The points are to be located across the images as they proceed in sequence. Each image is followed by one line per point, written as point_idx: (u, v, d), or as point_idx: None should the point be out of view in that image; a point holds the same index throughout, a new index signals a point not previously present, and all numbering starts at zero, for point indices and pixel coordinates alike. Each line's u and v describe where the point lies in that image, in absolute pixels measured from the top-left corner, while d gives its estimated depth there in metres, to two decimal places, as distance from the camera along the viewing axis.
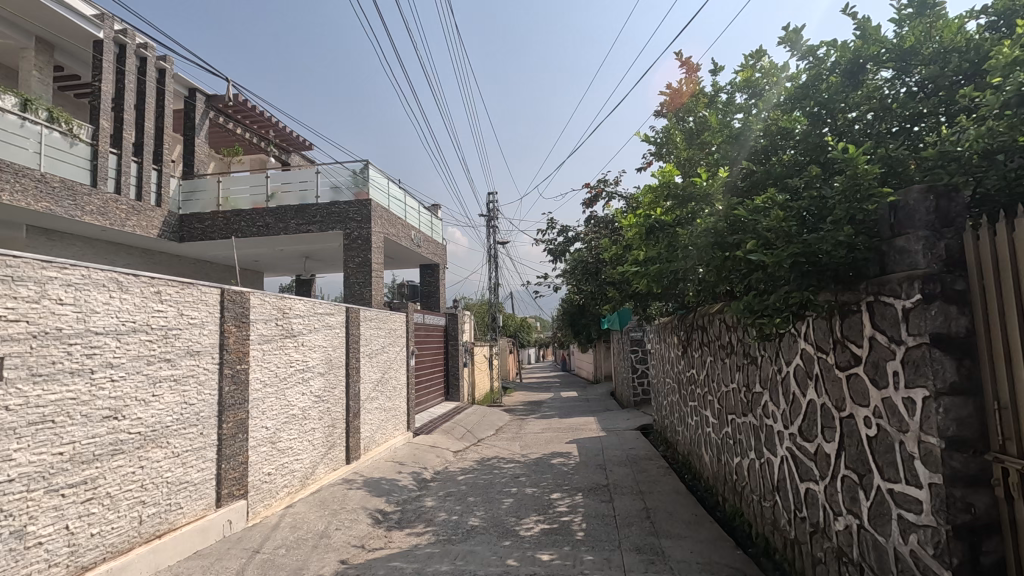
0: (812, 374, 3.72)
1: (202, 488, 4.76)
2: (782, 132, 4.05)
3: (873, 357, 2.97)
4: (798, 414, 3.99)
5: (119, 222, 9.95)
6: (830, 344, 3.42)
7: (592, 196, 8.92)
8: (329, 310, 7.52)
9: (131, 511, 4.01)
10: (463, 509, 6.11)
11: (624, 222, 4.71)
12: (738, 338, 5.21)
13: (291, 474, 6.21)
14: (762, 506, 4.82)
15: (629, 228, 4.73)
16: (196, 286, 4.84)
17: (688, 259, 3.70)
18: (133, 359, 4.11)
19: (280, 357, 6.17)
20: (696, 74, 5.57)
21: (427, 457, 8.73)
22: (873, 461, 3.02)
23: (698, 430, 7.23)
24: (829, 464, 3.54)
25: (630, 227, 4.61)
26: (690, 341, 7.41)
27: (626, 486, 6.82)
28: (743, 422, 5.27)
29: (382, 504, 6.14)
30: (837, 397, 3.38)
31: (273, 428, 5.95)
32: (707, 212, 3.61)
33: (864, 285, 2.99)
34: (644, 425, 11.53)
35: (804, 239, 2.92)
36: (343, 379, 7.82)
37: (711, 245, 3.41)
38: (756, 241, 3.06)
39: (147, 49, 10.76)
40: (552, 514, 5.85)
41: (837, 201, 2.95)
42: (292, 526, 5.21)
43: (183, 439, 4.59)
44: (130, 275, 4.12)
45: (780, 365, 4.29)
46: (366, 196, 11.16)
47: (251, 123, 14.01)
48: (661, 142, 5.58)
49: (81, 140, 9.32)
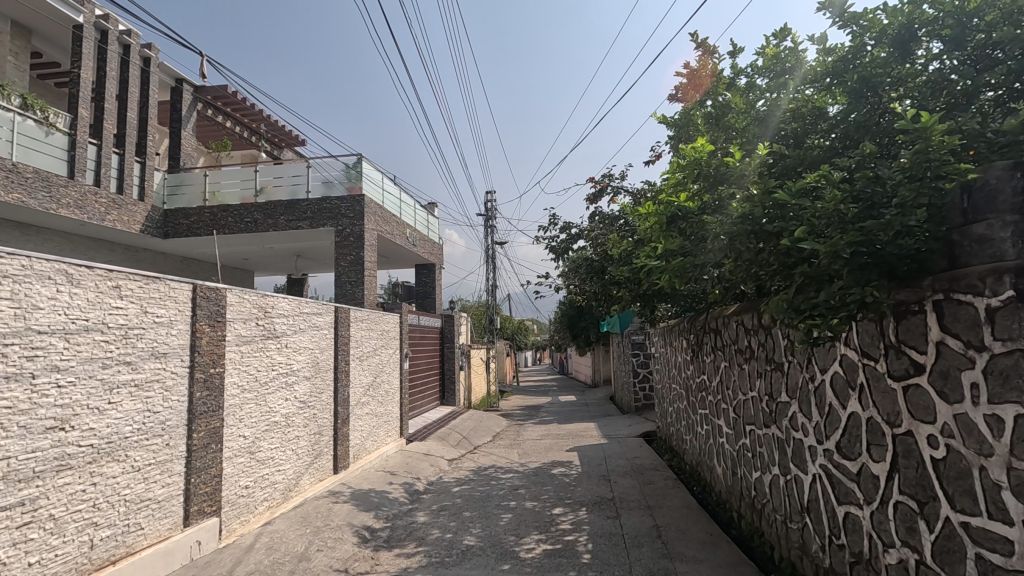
0: (856, 384, 3.29)
1: (167, 506, 4.28)
2: (815, 114, 3.75)
3: (941, 365, 2.52)
4: (836, 428, 3.54)
5: (98, 216, 9.45)
6: (881, 351, 2.98)
7: (598, 192, 8.07)
8: (317, 309, 7.05)
9: (81, 534, 3.54)
10: (458, 525, 5.63)
11: (641, 211, 4.24)
12: (762, 342, 4.77)
13: (271, 487, 5.73)
14: (788, 529, 4.37)
15: (646, 217, 4.27)
16: (162, 281, 4.37)
17: (716, 252, 3.24)
18: (85, 362, 3.64)
19: (260, 359, 5.69)
20: (714, 56, 5.13)
21: (421, 466, 8.27)
22: (940, 489, 2.57)
23: (709, 441, 6.79)
24: (877, 487, 3.09)
25: (647, 217, 4.14)
26: (700, 345, 7.00)
27: (633, 501, 6.36)
28: (764, 434, 4.83)
29: (370, 520, 5.66)
30: (890, 411, 2.94)
31: (252, 437, 5.46)
32: (742, 196, 3.15)
33: (930, 281, 2.55)
34: (647, 432, 11.08)
35: (862, 225, 2.47)
36: (331, 384, 7.34)
37: (748, 234, 2.95)
38: (804, 228, 2.61)
39: (130, 36, 10.28)
40: (554, 532, 5.37)
41: (899, 181, 2.52)
42: (269, 547, 4.73)
43: (146, 452, 4.11)
44: (83, 267, 3.66)
45: (813, 373, 3.84)
46: (359, 191, 10.70)
47: (241, 116, 13.53)
48: (679, 129, 5.12)
49: (58, 130, 8.84)
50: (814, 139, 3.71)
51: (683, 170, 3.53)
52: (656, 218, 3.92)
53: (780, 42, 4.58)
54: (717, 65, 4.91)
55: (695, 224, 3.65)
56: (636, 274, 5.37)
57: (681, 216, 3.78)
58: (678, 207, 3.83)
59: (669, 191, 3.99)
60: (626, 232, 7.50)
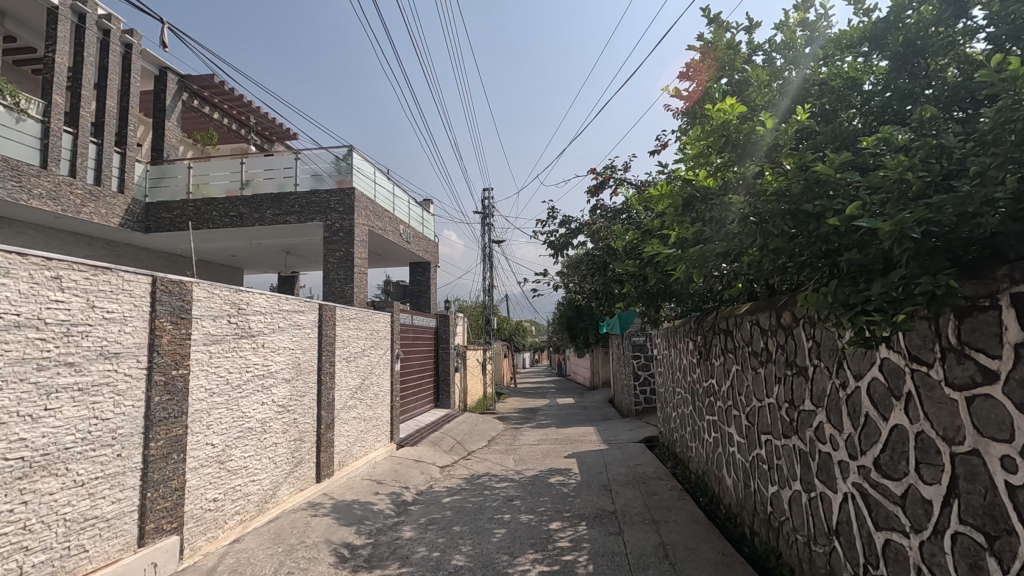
0: (902, 393, 2.84)
1: (118, 525, 3.82)
2: (847, 86, 3.38)
3: (1021, 373, 2.07)
4: (874, 443, 3.09)
5: (74, 209, 8.99)
6: (937, 354, 2.53)
7: (599, 183, 7.59)
8: (299, 307, 6.59)
9: (6, 561, 3.08)
10: (447, 542, 5.17)
11: (655, 192, 3.80)
12: (782, 344, 4.33)
13: (244, 499, 5.26)
14: (812, 552, 3.93)
15: (658, 200, 3.81)
16: (114, 272, 3.91)
17: (743, 238, 2.78)
18: (14, 363, 3.18)
19: (232, 359, 5.22)
20: (729, 29, 4.67)
21: (411, 474, 7.81)
22: (1018, 522, 2.12)
23: (717, 449, 6.35)
24: (929, 515, 2.65)
25: (660, 199, 3.69)
26: (709, 347, 6.56)
27: (637, 514, 5.90)
28: (782, 445, 4.40)
29: (350, 535, 5.20)
30: (948, 424, 2.50)
31: (222, 445, 5.00)
32: (775, 170, 2.70)
33: (1006, 270, 2.11)
34: (648, 438, 10.64)
35: (929, 200, 2.01)
36: (314, 386, 6.88)
37: (783, 214, 2.48)
38: (859, 203, 2.15)
39: (110, 20, 9.83)
40: (551, 551, 4.91)
41: (973, 148, 2.08)
42: (234, 570, 4.27)
43: (91, 465, 3.64)
44: (14, 254, 3.20)
45: (844, 379, 3.40)
46: (349, 184, 10.25)
47: (229, 108, 13.06)
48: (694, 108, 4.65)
49: (30, 117, 8.38)
50: (845, 115, 3.32)
51: (707, 138, 3.06)
52: (671, 199, 3.46)
53: (805, 10, 4.15)
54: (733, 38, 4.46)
55: (719, 205, 3.18)
56: (643, 267, 4.92)
57: (699, 197, 3.33)
58: (696, 186, 3.38)
59: (686, 170, 3.55)
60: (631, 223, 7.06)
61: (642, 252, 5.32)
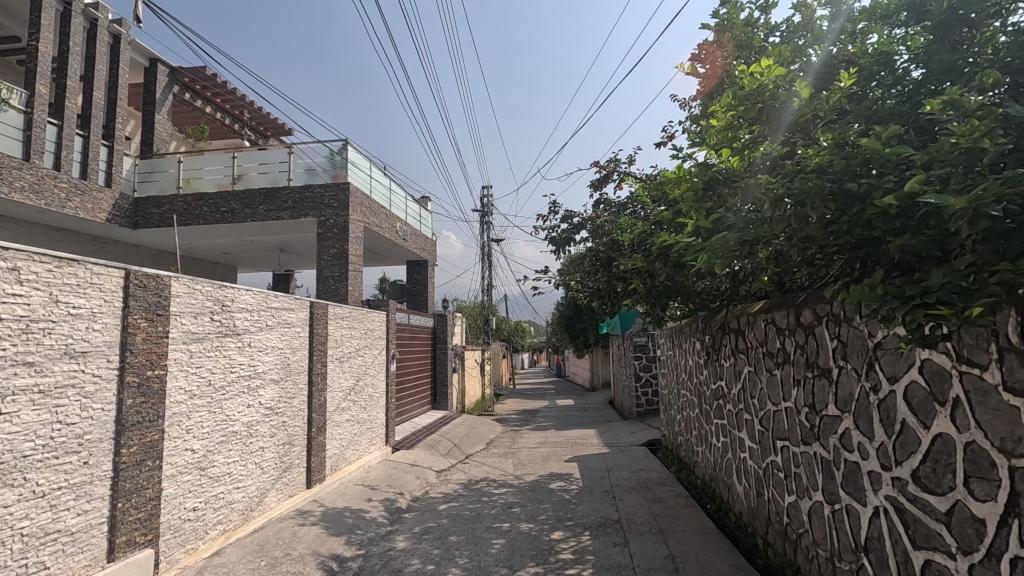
0: (947, 399, 2.55)
1: (84, 539, 3.52)
2: (881, 61, 3.13)
3: None
4: (913, 453, 2.81)
5: (58, 203, 8.68)
6: (992, 354, 2.25)
7: (603, 176, 7.27)
8: (288, 304, 6.29)
9: None
10: (442, 554, 4.87)
11: (671, 176, 3.51)
12: (801, 345, 4.05)
13: (227, 508, 4.96)
14: (836, 569, 3.64)
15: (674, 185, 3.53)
16: (82, 265, 3.61)
17: (775, 225, 2.49)
18: None
19: (215, 359, 4.91)
20: (743, 8, 4.36)
21: (406, 479, 7.50)
22: None
23: (726, 455, 6.06)
24: (981, 536, 2.35)
25: (676, 184, 3.40)
26: (717, 348, 6.29)
27: (642, 523, 5.62)
28: (801, 452, 4.11)
29: (339, 547, 4.90)
30: (1006, 434, 2.21)
31: (203, 451, 4.70)
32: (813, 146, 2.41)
33: None
34: (651, 441, 10.34)
35: (1002, 174, 1.73)
36: (304, 388, 6.58)
37: (824, 194, 2.18)
38: (921, 179, 1.85)
39: (98, 9, 9.53)
40: (553, 564, 4.61)
41: None
42: None
43: (54, 474, 3.34)
44: None
45: (875, 382, 3.12)
46: (344, 179, 9.95)
47: (222, 102, 12.76)
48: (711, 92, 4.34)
49: (12, 107, 8.06)
50: (876, 93, 3.04)
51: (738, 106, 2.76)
52: (691, 181, 3.17)
53: None
54: (749, 17, 4.16)
55: (747, 188, 2.87)
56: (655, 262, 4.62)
57: (722, 179, 3.06)
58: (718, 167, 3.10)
59: (708, 151, 3.26)
60: (638, 217, 6.76)
61: (651, 246, 5.03)
